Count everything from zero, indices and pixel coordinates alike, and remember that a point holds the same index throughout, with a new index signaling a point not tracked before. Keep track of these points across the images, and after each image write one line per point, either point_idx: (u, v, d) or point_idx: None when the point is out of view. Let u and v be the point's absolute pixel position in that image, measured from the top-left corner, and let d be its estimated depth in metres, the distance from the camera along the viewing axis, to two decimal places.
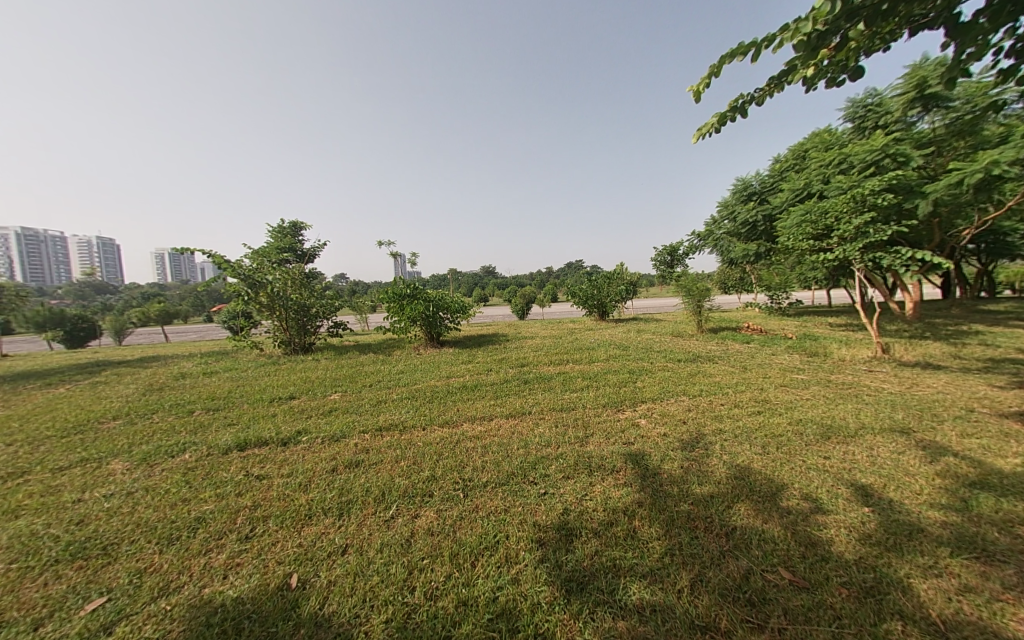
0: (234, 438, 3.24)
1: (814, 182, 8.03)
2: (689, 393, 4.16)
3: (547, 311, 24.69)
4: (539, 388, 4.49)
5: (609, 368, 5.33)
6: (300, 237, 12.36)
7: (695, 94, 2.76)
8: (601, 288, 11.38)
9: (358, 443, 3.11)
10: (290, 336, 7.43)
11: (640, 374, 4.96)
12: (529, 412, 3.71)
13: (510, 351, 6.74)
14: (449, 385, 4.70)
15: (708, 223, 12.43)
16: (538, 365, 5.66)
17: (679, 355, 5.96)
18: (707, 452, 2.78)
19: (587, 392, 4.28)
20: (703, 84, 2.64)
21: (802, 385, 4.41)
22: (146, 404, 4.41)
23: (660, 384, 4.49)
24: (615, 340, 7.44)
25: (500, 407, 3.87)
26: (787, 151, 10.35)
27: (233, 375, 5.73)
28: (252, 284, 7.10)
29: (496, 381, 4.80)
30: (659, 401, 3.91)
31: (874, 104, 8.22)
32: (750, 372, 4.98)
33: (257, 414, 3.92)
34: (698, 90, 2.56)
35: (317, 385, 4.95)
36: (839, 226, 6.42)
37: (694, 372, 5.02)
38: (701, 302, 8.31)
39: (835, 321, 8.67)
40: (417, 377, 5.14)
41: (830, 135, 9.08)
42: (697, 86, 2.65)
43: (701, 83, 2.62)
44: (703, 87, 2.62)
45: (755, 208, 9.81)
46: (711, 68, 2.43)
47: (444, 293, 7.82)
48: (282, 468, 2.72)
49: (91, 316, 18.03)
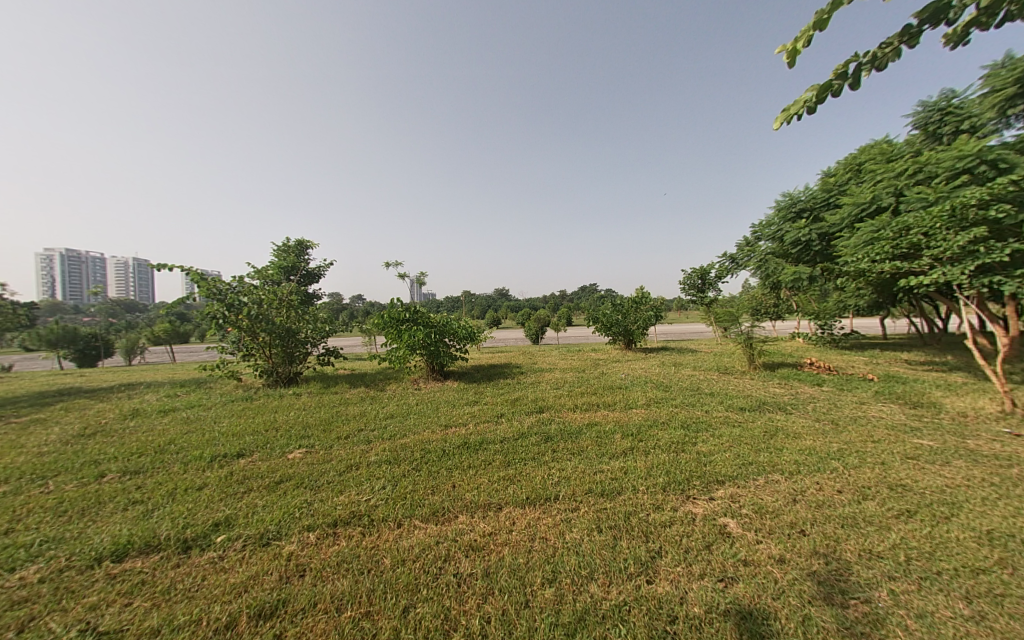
0: (117, 537, 2.17)
1: (884, 195, 6.86)
2: (783, 470, 2.90)
3: (564, 337, 23.47)
4: (565, 450, 3.31)
5: (654, 419, 4.08)
6: (305, 256, 11.69)
7: (788, 58, 1.65)
8: (627, 313, 10.23)
9: (292, 558, 2.01)
10: (273, 365, 6.44)
11: (699, 432, 3.70)
12: (555, 498, 2.53)
13: (526, 389, 5.59)
14: (445, 441, 3.55)
15: (745, 243, 11.25)
16: (561, 411, 4.49)
17: (740, 401, 4.71)
18: (876, 617, 1.61)
19: (634, 462, 3.05)
20: (803, 42, 1.60)
21: (939, 460, 3.11)
22: (55, 461, 3.38)
23: (733, 451, 3.24)
24: (653, 377, 6.19)
25: (511, 486, 2.69)
26: (838, 165, 9.25)
27: (191, 415, 4.75)
28: (229, 302, 6.17)
29: (508, 436, 3.65)
30: (745, 486, 2.67)
31: (951, 108, 7.13)
32: (851, 434, 3.68)
33: (179, 486, 2.84)
34: (788, 56, 1.62)
35: (277, 435, 3.84)
36: (931, 244, 5.21)
37: (771, 430, 3.75)
38: (752, 331, 7.03)
39: (913, 359, 7.32)
40: (405, 427, 3.99)
41: (892, 146, 8.00)
42: (789, 47, 1.62)
43: (798, 41, 1.57)
44: (800, 47, 1.57)
45: (806, 225, 8.62)
46: (814, 15, 1.44)
47: (449, 317, 6.81)
48: (150, 621, 1.65)
49: (103, 334, 17.90)
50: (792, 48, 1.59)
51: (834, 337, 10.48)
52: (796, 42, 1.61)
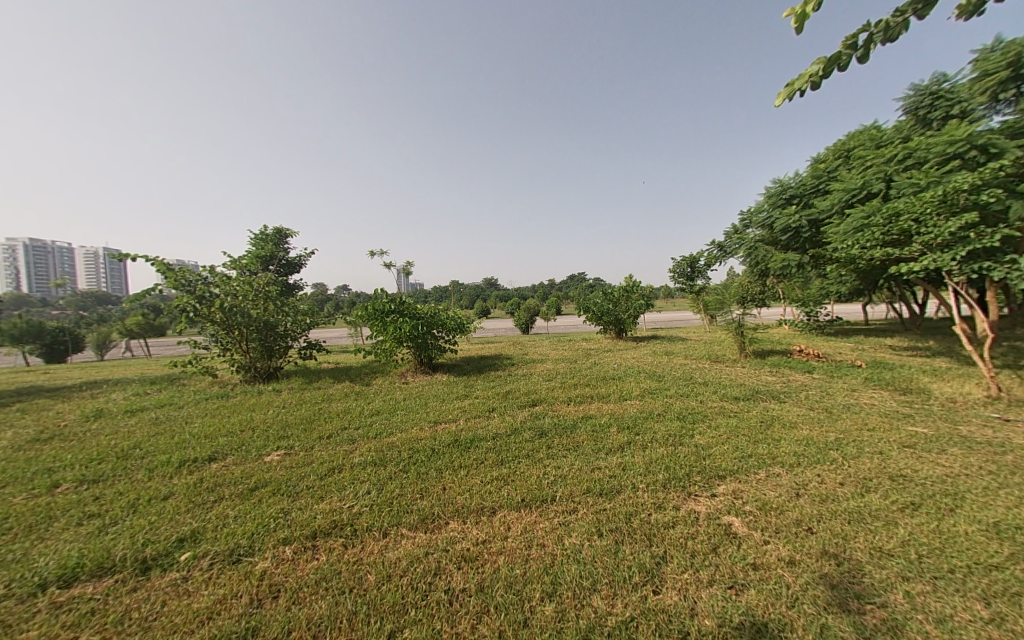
0: (66, 559, 1.95)
1: (874, 181, 6.83)
2: (784, 463, 2.82)
3: (553, 326, 23.43)
4: (560, 446, 3.17)
5: (650, 411, 3.98)
6: (285, 244, 11.22)
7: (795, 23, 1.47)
8: (617, 302, 10.14)
9: (264, 577, 1.82)
10: (250, 360, 6.13)
11: (696, 424, 3.61)
12: (552, 499, 2.38)
13: (518, 381, 5.43)
14: (434, 439, 3.38)
15: (734, 231, 11.20)
16: (555, 404, 4.35)
17: (735, 391, 4.65)
18: (896, 624, 1.52)
19: (632, 457, 2.93)
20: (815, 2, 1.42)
21: (937, 448, 3.07)
22: (3, 470, 3.09)
23: (732, 443, 3.15)
24: (645, 367, 6.10)
25: (505, 486, 2.54)
26: (827, 151, 9.23)
27: (160, 415, 4.45)
28: (200, 295, 5.81)
29: (500, 432, 3.49)
30: (747, 480, 2.57)
31: (941, 93, 7.10)
32: (846, 422, 3.64)
33: (143, 496, 2.61)
34: (796, 21, 1.44)
35: (253, 436, 3.61)
36: (922, 230, 5.19)
37: (768, 420, 3.68)
38: (743, 319, 6.99)
39: (898, 345, 7.41)
40: (392, 425, 3.79)
41: (881, 132, 8.00)
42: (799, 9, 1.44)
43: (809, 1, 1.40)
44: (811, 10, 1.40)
45: (796, 212, 8.59)
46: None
47: (436, 308, 6.58)
48: None
49: (73, 328, 17.08)
50: (800, 12, 1.43)
51: (820, 324, 10.59)
52: (806, 5, 1.44)
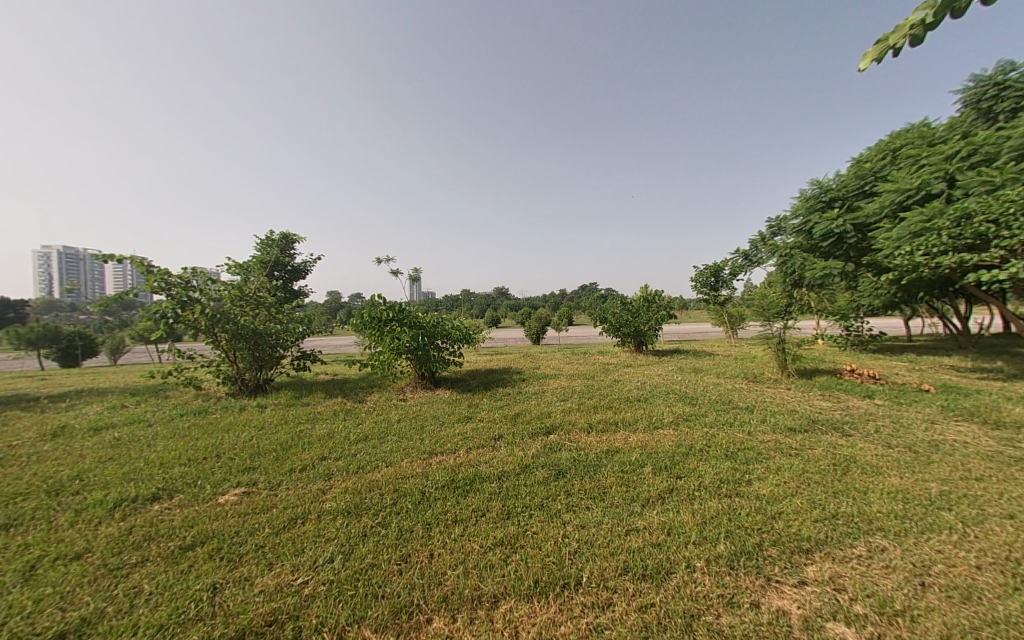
0: None
1: (934, 180, 6.07)
2: (886, 531, 2.10)
3: (568, 338, 22.71)
4: (584, 494, 2.50)
5: (689, 445, 3.28)
6: (291, 250, 10.84)
7: None
8: (637, 313, 9.42)
9: None
10: (238, 371, 5.63)
11: (751, 465, 2.89)
12: (576, 583, 1.73)
13: (530, 401, 4.76)
14: (427, 477, 2.75)
15: (764, 237, 10.39)
16: (574, 432, 3.67)
17: (788, 419, 3.90)
18: None
19: (678, 515, 2.24)
20: None
21: None
22: None
23: (805, 497, 2.44)
24: (674, 386, 5.39)
25: (513, 557, 1.90)
26: (869, 152, 8.48)
27: (123, 434, 3.93)
28: (180, 299, 5.25)
29: (507, 470, 2.85)
30: (843, 560, 1.88)
31: (1009, 83, 6.33)
32: (942, 467, 2.89)
33: (48, 554, 2.03)
34: None
35: (214, 467, 3.02)
36: (1004, 233, 4.45)
37: (842, 463, 2.95)
38: (785, 333, 6.20)
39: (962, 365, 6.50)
40: (378, 456, 3.17)
41: (935, 128, 7.24)
42: None
43: None
44: None
45: (838, 216, 7.81)
46: None
47: (441, 316, 5.99)
48: None
49: (89, 333, 17.08)
50: None
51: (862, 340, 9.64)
52: None
